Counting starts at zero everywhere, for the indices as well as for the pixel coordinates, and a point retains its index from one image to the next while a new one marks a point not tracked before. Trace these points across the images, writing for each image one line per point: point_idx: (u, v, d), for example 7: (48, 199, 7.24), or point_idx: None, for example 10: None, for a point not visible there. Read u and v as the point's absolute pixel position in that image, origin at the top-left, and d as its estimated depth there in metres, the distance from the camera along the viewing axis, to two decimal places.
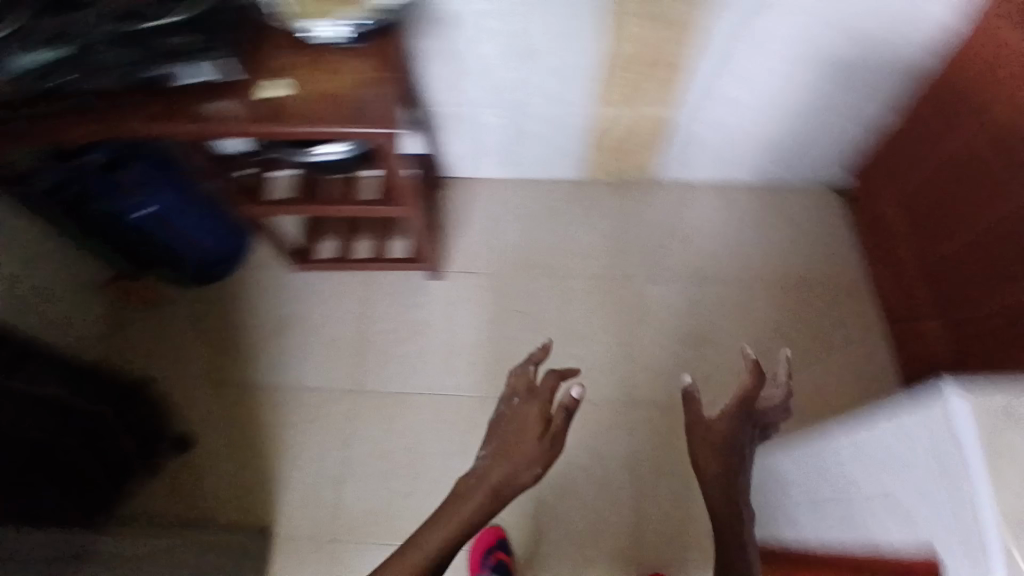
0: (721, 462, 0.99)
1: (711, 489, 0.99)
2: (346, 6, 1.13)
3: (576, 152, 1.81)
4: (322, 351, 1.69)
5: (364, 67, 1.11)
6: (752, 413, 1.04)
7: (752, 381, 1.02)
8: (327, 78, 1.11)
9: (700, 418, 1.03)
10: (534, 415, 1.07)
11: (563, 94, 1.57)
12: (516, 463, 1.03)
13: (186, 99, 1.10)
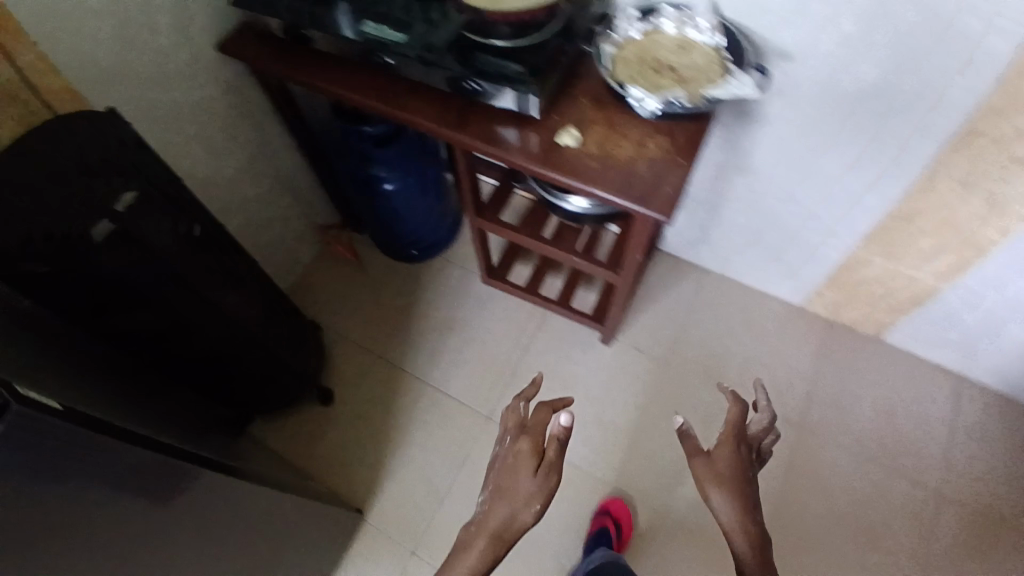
0: (748, 518, 0.90)
1: (739, 543, 0.89)
2: (672, 81, 1.08)
3: (780, 261, 1.62)
4: (431, 349, 1.67)
5: (668, 147, 1.06)
6: (738, 438, 0.96)
7: (736, 415, 0.96)
8: (620, 144, 1.07)
9: (700, 452, 0.94)
10: (525, 452, 0.94)
11: (823, 199, 1.37)
12: (516, 504, 0.91)
13: (490, 120, 1.11)
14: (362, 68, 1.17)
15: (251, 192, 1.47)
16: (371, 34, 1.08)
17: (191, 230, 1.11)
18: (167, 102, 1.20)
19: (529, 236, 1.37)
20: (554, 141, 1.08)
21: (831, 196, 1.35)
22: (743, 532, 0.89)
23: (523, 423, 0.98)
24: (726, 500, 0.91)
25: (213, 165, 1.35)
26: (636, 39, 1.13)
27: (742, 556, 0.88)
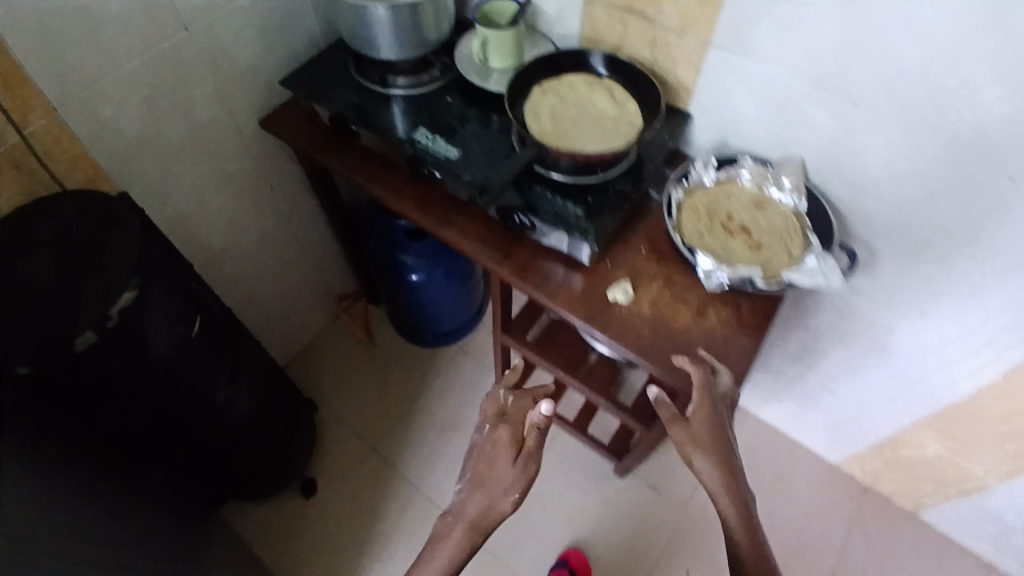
0: (731, 484, 0.82)
1: (726, 506, 0.81)
2: (741, 246, 0.98)
3: (830, 420, 1.47)
4: (420, 435, 1.51)
5: (733, 323, 0.94)
6: (711, 402, 0.84)
7: (705, 382, 0.85)
8: (680, 311, 0.95)
9: (676, 417, 0.85)
10: (505, 443, 0.92)
11: (889, 365, 1.23)
12: (500, 494, 0.89)
13: (538, 255, 1.00)
14: (408, 174, 1.08)
15: (270, 265, 1.37)
16: (422, 146, 1.03)
17: (190, 320, 0.99)
18: (194, 176, 1.11)
19: (564, 371, 1.23)
20: (606, 294, 0.96)
21: (896, 359, 1.21)
22: (728, 493, 0.81)
23: (505, 413, 0.96)
24: (708, 465, 0.83)
25: (234, 238, 1.26)
26: (708, 189, 1.04)
27: (728, 518, 0.81)
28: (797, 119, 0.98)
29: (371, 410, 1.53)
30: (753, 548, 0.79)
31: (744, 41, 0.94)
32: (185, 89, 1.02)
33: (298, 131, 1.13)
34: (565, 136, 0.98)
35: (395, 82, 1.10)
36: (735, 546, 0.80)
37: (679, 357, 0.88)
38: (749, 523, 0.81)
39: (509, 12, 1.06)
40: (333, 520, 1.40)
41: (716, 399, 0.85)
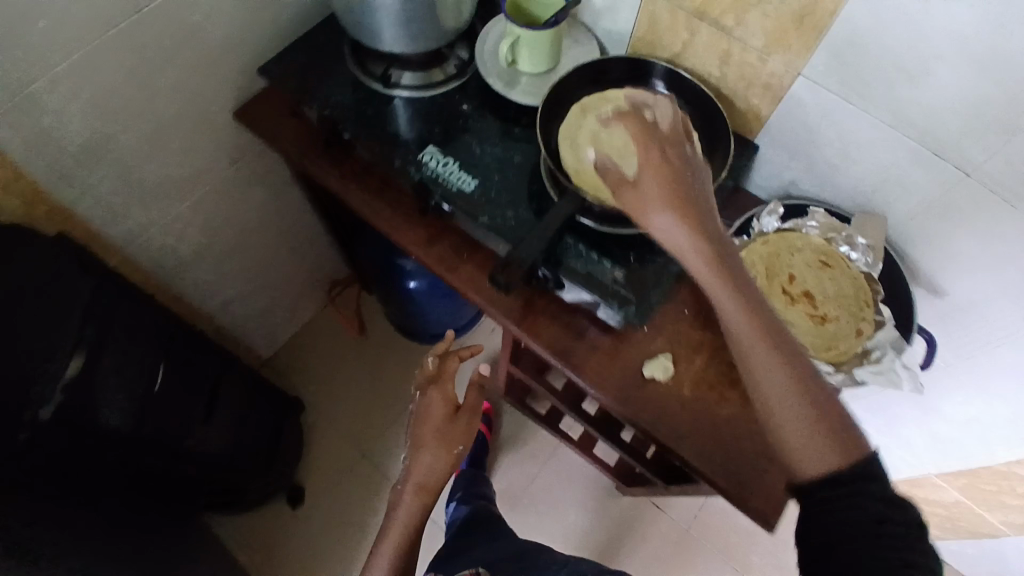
0: (718, 262, 0.55)
1: (722, 297, 0.55)
2: (800, 320, 0.84)
3: None
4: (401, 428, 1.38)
5: None
6: (660, 144, 0.56)
7: (644, 131, 0.56)
8: (725, 400, 0.81)
9: (624, 179, 0.57)
10: (438, 400, 0.87)
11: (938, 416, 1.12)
12: (446, 452, 0.85)
13: (561, 318, 0.85)
14: (410, 204, 0.91)
15: (250, 265, 1.20)
16: (429, 172, 0.84)
17: (144, 372, 0.84)
18: (158, 176, 0.93)
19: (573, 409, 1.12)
20: (642, 371, 0.83)
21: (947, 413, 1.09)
22: (741, 302, 0.55)
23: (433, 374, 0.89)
24: (686, 231, 0.55)
25: (208, 242, 1.08)
26: (768, 238, 0.89)
27: (728, 311, 0.56)
28: (888, 172, 0.82)
29: (350, 400, 1.39)
30: (796, 383, 0.54)
31: (840, 75, 0.76)
32: (143, 80, 0.83)
33: (280, 130, 0.93)
34: (607, 174, 0.81)
35: (402, 80, 0.90)
36: (749, 357, 0.55)
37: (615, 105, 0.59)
38: (757, 309, 0.55)
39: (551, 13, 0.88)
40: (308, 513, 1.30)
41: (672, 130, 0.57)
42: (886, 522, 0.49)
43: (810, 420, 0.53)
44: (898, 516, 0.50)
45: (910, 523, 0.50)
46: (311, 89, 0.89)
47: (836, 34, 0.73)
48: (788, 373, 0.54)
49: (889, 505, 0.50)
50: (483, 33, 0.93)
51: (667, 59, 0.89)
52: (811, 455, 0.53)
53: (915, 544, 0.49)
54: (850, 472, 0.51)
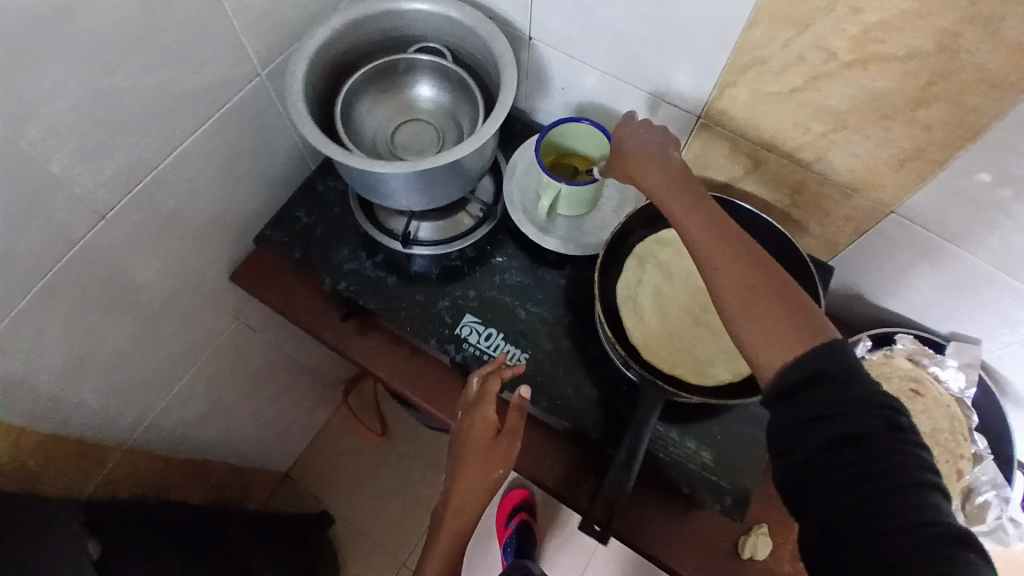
0: (670, 174, 0.58)
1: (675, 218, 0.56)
2: None
3: None
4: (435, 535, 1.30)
5: None
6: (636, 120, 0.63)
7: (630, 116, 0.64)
8: None
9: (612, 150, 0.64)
10: (477, 420, 0.66)
11: None
12: (483, 479, 0.65)
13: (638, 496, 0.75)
14: (437, 370, 0.79)
15: (260, 401, 1.09)
16: (467, 352, 0.73)
17: None
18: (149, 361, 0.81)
19: None
20: (737, 550, 0.73)
21: None
22: (704, 213, 0.54)
23: (473, 398, 0.67)
24: (656, 177, 0.59)
25: (214, 399, 0.98)
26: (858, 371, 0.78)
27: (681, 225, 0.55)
28: (989, 306, 0.72)
29: (381, 508, 1.32)
30: (759, 285, 0.50)
31: (943, 219, 0.66)
32: (124, 281, 0.70)
33: (283, 297, 0.80)
34: (682, 343, 0.70)
35: (420, 234, 0.78)
36: (695, 252, 0.54)
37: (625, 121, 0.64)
38: (717, 224, 0.54)
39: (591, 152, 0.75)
40: None
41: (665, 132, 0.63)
42: (864, 436, 0.44)
43: (768, 311, 0.49)
44: (873, 428, 0.44)
45: (896, 429, 0.44)
46: (320, 259, 0.76)
47: (943, 181, 0.62)
48: (746, 270, 0.50)
49: (865, 412, 0.44)
50: (508, 166, 0.81)
51: (723, 181, 0.78)
52: (772, 348, 0.48)
53: (897, 448, 0.43)
54: (814, 359, 0.46)
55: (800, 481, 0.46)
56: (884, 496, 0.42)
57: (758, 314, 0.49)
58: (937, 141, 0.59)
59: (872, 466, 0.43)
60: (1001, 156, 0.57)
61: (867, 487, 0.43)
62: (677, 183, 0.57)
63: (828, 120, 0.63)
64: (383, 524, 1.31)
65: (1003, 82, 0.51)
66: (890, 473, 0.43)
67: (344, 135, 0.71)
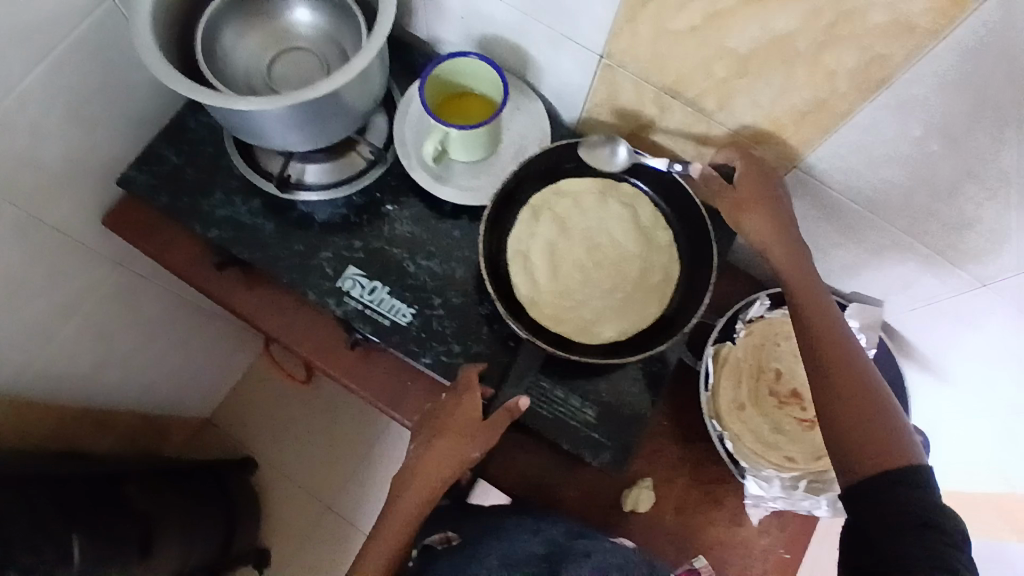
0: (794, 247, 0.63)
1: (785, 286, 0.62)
2: (797, 434, 0.73)
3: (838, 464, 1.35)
4: (360, 479, 1.31)
5: (776, 533, 0.74)
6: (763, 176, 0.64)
7: (752, 167, 0.64)
8: (711, 522, 0.74)
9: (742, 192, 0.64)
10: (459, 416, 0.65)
11: None
12: (453, 461, 0.65)
13: (526, 452, 0.73)
14: (332, 331, 0.75)
15: (164, 349, 1.05)
16: (352, 308, 0.69)
17: (59, 566, 0.71)
18: (24, 311, 0.76)
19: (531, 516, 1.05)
20: (620, 503, 0.73)
21: None
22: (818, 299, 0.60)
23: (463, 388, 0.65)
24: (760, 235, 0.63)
25: (108, 350, 0.93)
26: (753, 330, 0.76)
27: (798, 306, 0.61)
28: (892, 267, 0.70)
29: (306, 453, 1.32)
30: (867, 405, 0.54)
31: (848, 176, 0.62)
32: None
33: (158, 248, 0.75)
34: (571, 300, 0.68)
35: (307, 178, 0.71)
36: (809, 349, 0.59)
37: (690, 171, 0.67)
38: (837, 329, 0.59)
39: (455, 83, 0.68)
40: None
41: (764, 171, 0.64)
42: (933, 527, 0.47)
43: (858, 421, 0.54)
44: (941, 523, 0.47)
45: (959, 539, 0.47)
46: (188, 206, 0.70)
47: (849, 136, 0.58)
48: (849, 375, 0.55)
49: (927, 507, 0.48)
50: (402, 100, 0.73)
51: (631, 129, 0.72)
52: (856, 458, 0.53)
53: (955, 548, 0.46)
54: (888, 473, 0.51)
55: (848, 540, 0.51)
56: (912, 563, 0.46)
57: (865, 434, 0.53)
58: (840, 93, 0.55)
59: (922, 553, 0.46)
60: (906, 110, 0.53)
61: (900, 547, 0.47)
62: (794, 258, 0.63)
63: (731, 65, 0.57)
64: (309, 468, 1.32)
65: (913, 28, 0.47)
66: (929, 554, 0.46)
67: (206, 67, 0.64)
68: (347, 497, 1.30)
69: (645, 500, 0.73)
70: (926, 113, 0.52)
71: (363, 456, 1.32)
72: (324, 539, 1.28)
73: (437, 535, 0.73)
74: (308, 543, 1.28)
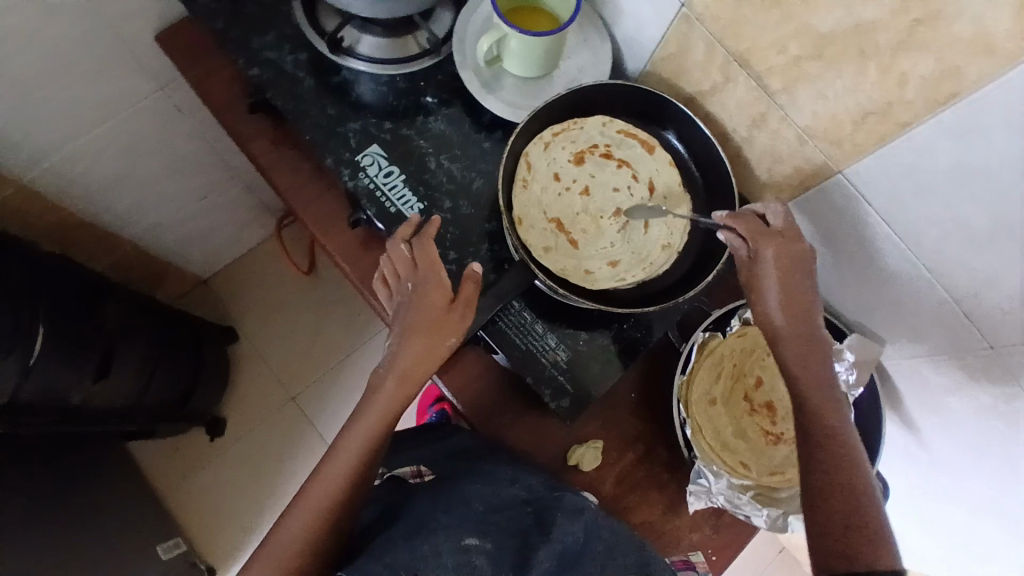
0: (791, 297, 0.58)
1: (793, 357, 0.57)
2: (756, 444, 0.72)
3: None
4: (327, 382, 1.32)
5: (707, 533, 0.73)
6: (767, 233, 0.59)
7: (756, 224, 0.59)
8: (646, 502, 0.73)
9: (767, 235, 0.58)
10: (763, 237, 0.58)
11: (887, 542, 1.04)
12: (432, 352, 0.60)
13: (488, 381, 0.72)
14: (336, 206, 0.75)
15: (176, 193, 1.06)
16: (361, 183, 0.68)
17: (15, 347, 0.73)
18: (61, 101, 0.77)
19: None
20: (565, 456, 0.73)
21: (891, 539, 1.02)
22: (797, 345, 0.57)
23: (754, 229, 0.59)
24: (772, 303, 0.58)
25: (128, 171, 0.95)
26: (746, 332, 0.74)
27: (790, 353, 0.57)
28: (903, 307, 0.68)
29: (284, 341, 1.34)
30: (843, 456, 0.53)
31: (887, 194, 0.59)
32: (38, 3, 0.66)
33: (200, 72, 0.75)
34: (567, 236, 0.66)
35: (360, 48, 0.71)
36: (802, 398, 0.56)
37: (760, 204, 0.62)
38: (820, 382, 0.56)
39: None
40: (216, 445, 1.28)
41: (786, 235, 0.58)
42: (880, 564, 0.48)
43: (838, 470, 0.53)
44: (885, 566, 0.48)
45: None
46: (240, 39, 0.71)
47: (901, 152, 0.55)
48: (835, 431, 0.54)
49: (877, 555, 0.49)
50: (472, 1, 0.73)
51: (690, 95, 0.71)
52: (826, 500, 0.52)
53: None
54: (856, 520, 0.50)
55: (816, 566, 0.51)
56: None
57: (843, 479, 0.52)
58: (908, 100, 0.52)
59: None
60: (967, 136, 0.50)
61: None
62: (786, 300, 0.58)
63: (808, 44, 0.56)
64: (283, 356, 1.33)
65: (1001, 45, 0.44)
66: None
67: None
68: (305, 399, 1.32)
69: (589, 461, 0.72)
70: (983, 146, 0.50)
71: (339, 360, 1.34)
72: (272, 432, 1.30)
73: (408, 468, 0.70)
74: (256, 425, 1.30)
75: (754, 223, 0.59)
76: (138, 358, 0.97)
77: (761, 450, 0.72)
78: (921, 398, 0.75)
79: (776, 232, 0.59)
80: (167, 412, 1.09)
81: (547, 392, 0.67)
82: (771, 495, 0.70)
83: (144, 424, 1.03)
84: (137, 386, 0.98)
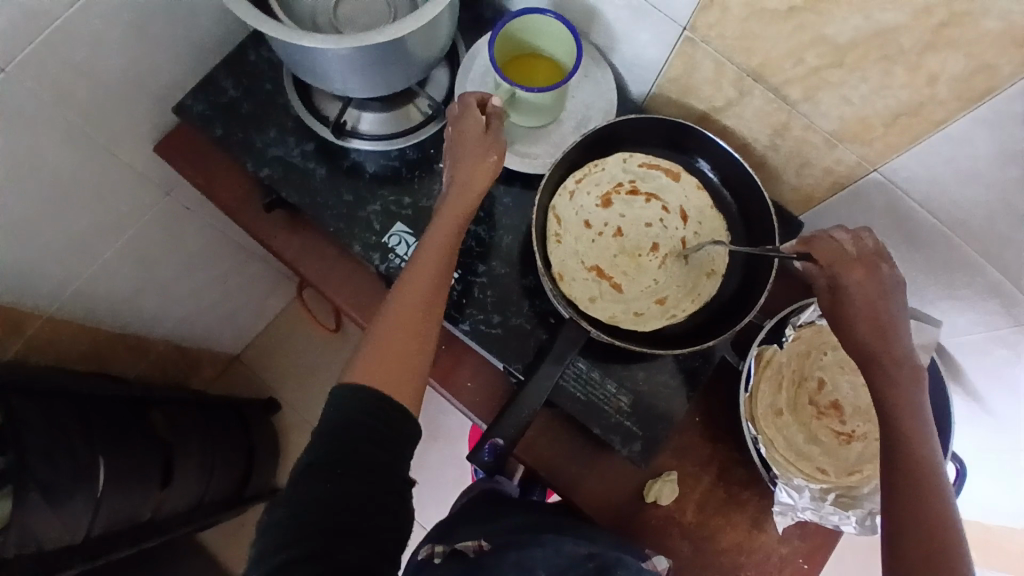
0: (878, 327, 0.56)
1: (887, 389, 0.56)
2: (830, 448, 0.71)
3: None
4: None
5: (796, 542, 0.72)
6: (855, 261, 0.57)
7: (848, 250, 0.57)
8: (730, 524, 0.73)
9: (852, 260, 0.57)
10: (847, 261, 0.56)
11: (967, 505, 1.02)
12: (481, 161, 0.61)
13: (554, 432, 0.72)
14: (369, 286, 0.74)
15: (198, 284, 1.06)
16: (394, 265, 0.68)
17: (78, 488, 0.73)
18: (74, 229, 0.77)
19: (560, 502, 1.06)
20: (642, 494, 0.72)
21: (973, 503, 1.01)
22: (885, 377, 0.56)
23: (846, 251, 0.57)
24: (857, 331, 0.57)
25: (149, 277, 0.94)
26: (800, 336, 0.72)
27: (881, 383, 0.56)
28: (959, 288, 0.66)
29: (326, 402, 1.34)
30: (930, 495, 0.52)
31: (930, 188, 0.58)
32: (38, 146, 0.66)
33: (207, 177, 0.74)
34: (610, 282, 0.67)
35: (362, 126, 0.70)
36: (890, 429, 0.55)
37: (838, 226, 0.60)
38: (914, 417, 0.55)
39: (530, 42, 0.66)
40: None
41: (870, 260, 0.57)
42: None
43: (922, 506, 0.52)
44: None
45: None
46: (242, 141, 0.70)
47: (940, 149, 0.54)
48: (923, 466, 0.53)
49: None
50: (467, 55, 0.71)
51: (703, 112, 0.69)
52: (905, 537, 0.51)
53: None
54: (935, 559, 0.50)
55: None
56: None
57: (928, 517, 0.51)
58: (940, 98, 0.51)
59: None
60: (1008, 127, 0.48)
61: None
62: (871, 331, 0.56)
63: (825, 54, 0.54)
64: None
65: None
66: None
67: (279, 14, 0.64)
68: None
69: (666, 495, 0.72)
70: None
71: None
72: None
73: (470, 541, 0.66)
74: None
75: (843, 247, 0.57)
76: (197, 456, 0.98)
77: (838, 454, 0.70)
78: (987, 372, 0.73)
79: (864, 256, 0.57)
80: (230, 499, 1.09)
81: (616, 438, 0.67)
82: (856, 499, 0.69)
83: (212, 516, 1.03)
84: (200, 483, 0.98)
